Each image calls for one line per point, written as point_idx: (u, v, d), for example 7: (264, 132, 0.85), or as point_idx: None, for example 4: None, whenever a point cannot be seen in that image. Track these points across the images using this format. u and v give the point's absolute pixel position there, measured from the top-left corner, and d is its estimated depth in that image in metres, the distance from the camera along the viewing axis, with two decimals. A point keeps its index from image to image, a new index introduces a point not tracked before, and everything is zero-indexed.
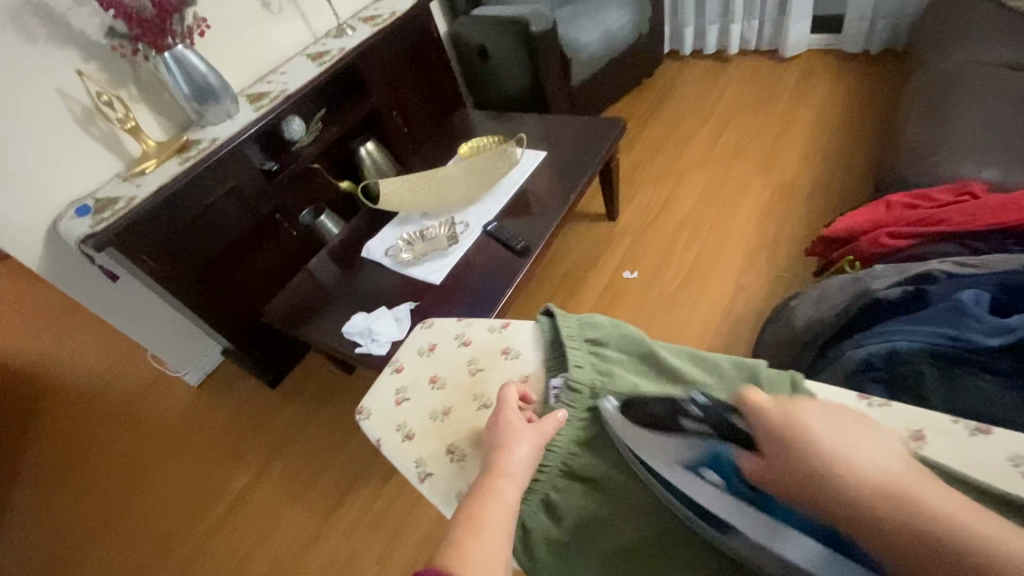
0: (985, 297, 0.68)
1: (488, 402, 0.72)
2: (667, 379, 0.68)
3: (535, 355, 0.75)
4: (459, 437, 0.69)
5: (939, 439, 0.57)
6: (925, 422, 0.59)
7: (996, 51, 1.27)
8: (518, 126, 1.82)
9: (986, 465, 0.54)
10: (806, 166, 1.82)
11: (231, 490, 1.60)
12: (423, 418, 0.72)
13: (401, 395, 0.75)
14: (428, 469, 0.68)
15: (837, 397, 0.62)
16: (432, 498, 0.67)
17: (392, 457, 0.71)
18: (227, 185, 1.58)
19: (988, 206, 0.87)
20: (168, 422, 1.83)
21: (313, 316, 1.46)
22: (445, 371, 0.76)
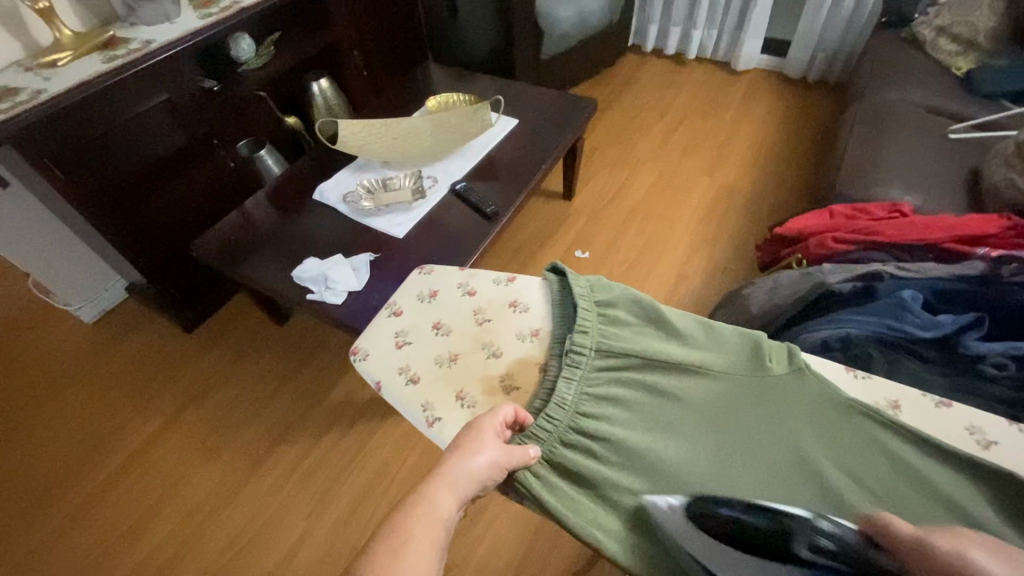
0: (919, 297, 0.79)
1: (496, 351, 0.79)
2: (674, 340, 0.75)
3: (541, 309, 0.82)
4: (471, 384, 0.76)
5: (911, 411, 0.67)
6: (901, 395, 0.69)
7: (923, 94, 1.45)
8: (488, 90, 1.78)
9: (947, 432, 0.65)
10: (746, 173, 1.97)
11: (133, 441, 1.44)
12: (429, 364, 0.78)
13: (403, 338, 0.81)
14: (436, 414, 0.74)
15: (828, 370, 0.71)
16: (440, 441, 0.72)
17: (395, 399, 0.76)
18: (157, 101, 1.38)
19: (915, 225, 1.00)
20: (53, 360, 1.60)
21: (250, 255, 1.34)
22: (450, 319, 0.82)
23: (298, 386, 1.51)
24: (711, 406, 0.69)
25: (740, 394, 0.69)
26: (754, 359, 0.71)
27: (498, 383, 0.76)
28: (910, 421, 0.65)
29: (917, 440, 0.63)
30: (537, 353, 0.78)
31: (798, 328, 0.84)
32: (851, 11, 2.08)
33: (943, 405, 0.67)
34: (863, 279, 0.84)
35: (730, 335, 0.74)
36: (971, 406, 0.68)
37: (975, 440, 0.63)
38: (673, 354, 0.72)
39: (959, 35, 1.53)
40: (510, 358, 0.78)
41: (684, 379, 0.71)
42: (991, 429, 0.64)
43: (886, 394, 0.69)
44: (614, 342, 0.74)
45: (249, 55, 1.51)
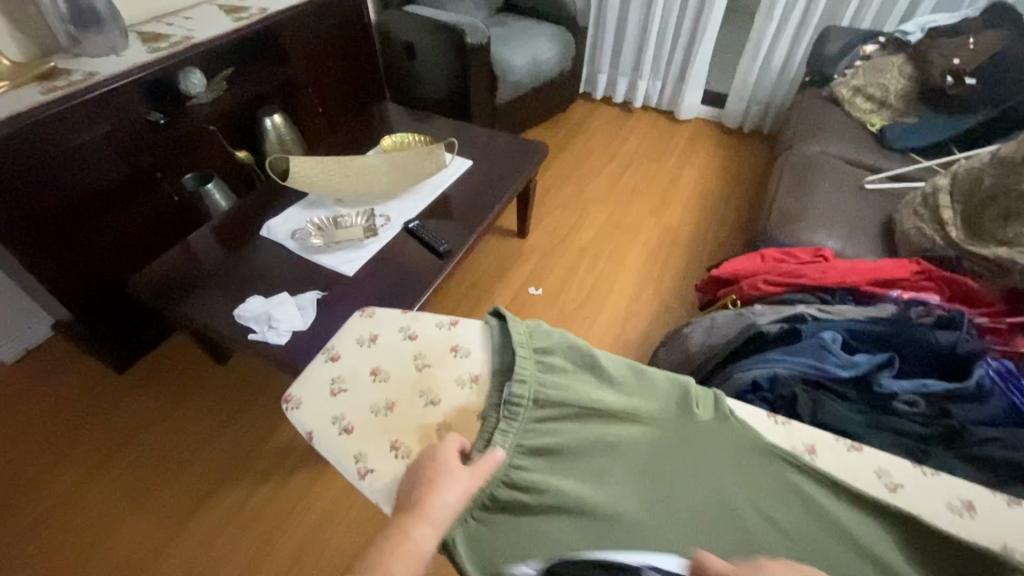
0: (838, 338, 0.85)
1: (434, 399, 0.78)
2: (607, 386, 0.77)
3: (483, 352, 0.83)
4: (406, 433, 0.75)
5: (827, 454, 0.70)
6: (816, 438, 0.72)
7: (844, 147, 1.59)
8: (443, 131, 1.82)
9: (858, 474, 0.68)
10: (691, 215, 2.08)
11: (49, 494, 1.32)
12: (364, 412, 0.77)
13: (338, 387, 0.79)
14: (369, 466, 0.72)
15: (751, 416, 0.75)
16: (372, 494, 0.71)
17: (326, 448, 0.74)
18: (100, 132, 1.34)
19: (837, 269, 1.07)
20: None
21: (189, 292, 1.29)
22: (388, 366, 0.81)
23: (238, 429, 1.44)
24: (643, 455, 0.70)
25: (670, 441, 0.71)
26: (682, 406, 0.74)
27: (434, 432, 0.75)
28: (826, 465, 0.68)
29: (835, 486, 0.66)
30: (476, 400, 0.78)
31: (730, 369, 0.88)
32: (780, 70, 2.27)
33: (853, 448, 0.70)
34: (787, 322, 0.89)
35: (660, 380, 0.78)
36: (879, 448, 0.72)
37: (884, 484, 0.66)
38: (606, 401, 0.74)
39: (872, 95, 1.69)
40: (448, 406, 0.77)
41: (618, 428, 0.72)
42: (896, 471, 0.68)
43: (804, 438, 0.72)
44: (551, 390, 0.75)
45: (200, 90, 1.48)
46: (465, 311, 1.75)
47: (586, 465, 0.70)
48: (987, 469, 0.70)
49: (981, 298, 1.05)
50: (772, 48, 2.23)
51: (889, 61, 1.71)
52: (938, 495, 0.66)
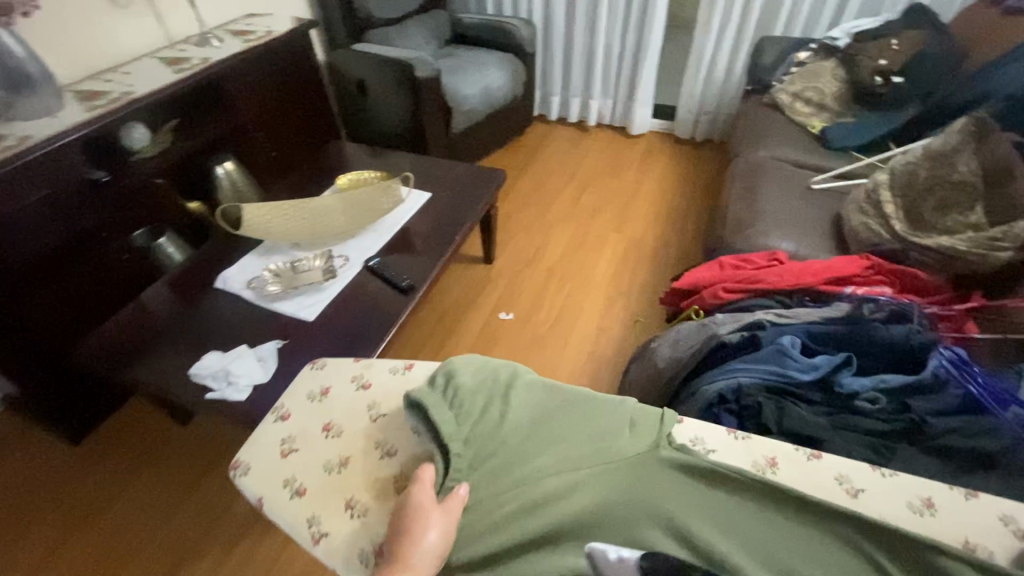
0: (798, 341, 0.85)
1: (391, 450, 0.75)
2: (543, 434, 0.71)
3: None
4: (361, 490, 0.71)
5: (790, 466, 0.67)
6: (778, 451, 0.70)
7: (789, 150, 1.64)
8: (401, 164, 1.82)
9: (820, 482, 0.66)
10: (653, 226, 2.11)
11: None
12: (317, 473, 0.73)
13: (288, 446, 0.76)
14: (323, 529, 0.69)
15: (708, 433, 0.72)
16: (328, 560, 0.67)
17: (277, 514, 0.70)
18: (36, 198, 1.29)
19: (792, 271, 1.09)
20: None
21: (143, 353, 1.24)
22: (341, 419, 0.79)
23: (207, 490, 1.37)
24: (600, 485, 0.65)
25: (617, 479, 0.66)
26: (618, 441, 0.70)
27: (391, 485, 0.72)
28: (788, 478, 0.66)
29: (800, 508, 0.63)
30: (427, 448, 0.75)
31: (697, 382, 0.88)
32: (723, 80, 2.35)
33: (812, 456, 0.69)
34: (746, 330, 0.89)
35: (592, 413, 0.73)
36: (841, 453, 0.70)
37: (847, 491, 0.63)
38: (539, 452, 0.69)
39: (810, 99, 1.75)
40: (404, 456, 0.74)
41: (564, 473, 0.67)
42: (856, 477, 0.66)
43: (764, 451, 0.69)
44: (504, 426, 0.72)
45: (143, 143, 1.48)
46: (436, 343, 1.72)
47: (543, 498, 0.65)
48: (944, 458, 0.70)
49: (928, 287, 1.08)
50: (713, 60, 2.32)
51: (823, 66, 1.79)
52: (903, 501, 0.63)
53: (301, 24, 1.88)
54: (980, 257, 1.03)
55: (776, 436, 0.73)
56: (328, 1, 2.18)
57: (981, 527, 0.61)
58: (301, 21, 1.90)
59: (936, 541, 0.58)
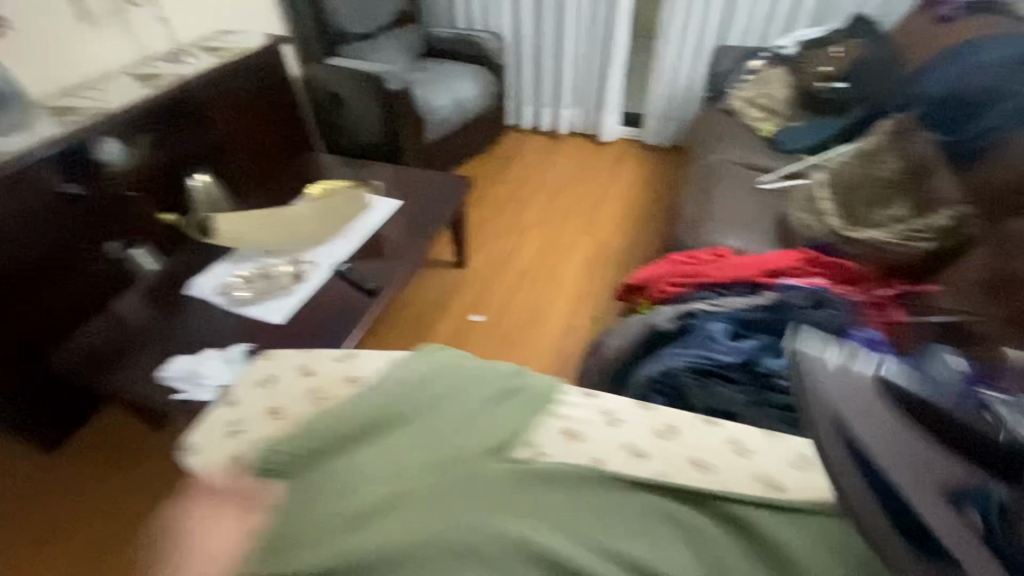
0: (725, 328, 0.91)
1: None
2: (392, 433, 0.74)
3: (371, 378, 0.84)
4: None
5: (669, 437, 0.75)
6: (680, 419, 0.80)
7: (742, 153, 1.72)
8: (371, 173, 1.88)
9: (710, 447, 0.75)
10: (620, 229, 2.18)
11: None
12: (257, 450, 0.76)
13: (235, 429, 0.80)
14: None
15: (620, 405, 0.82)
16: None
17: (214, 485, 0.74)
18: (10, 209, 1.33)
19: (732, 265, 1.16)
20: None
21: (115, 360, 1.27)
22: (285, 403, 0.82)
23: None
24: (439, 462, 0.70)
25: (446, 478, 0.68)
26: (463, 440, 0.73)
27: None
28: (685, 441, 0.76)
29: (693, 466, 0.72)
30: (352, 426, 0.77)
31: (635, 370, 0.93)
32: (685, 88, 2.45)
33: (710, 423, 0.78)
34: (679, 319, 0.95)
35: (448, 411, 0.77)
36: (746, 421, 0.80)
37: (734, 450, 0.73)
38: (383, 449, 0.71)
39: (761, 104, 1.84)
40: None
41: (396, 474, 0.69)
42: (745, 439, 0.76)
43: (666, 420, 0.79)
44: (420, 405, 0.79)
45: (117, 157, 1.52)
46: (408, 345, 1.77)
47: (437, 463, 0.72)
48: None
49: (861, 276, 1.15)
50: (675, 69, 2.41)
51: (773, 73, 1.88)
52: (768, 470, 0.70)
53: (272, 40, 1.95)
54: (905, 248, 1.12)
55: (694, 410, 0.82)
56: (301, 18, 2.25)
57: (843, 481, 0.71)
58: (272, 38, 1.96)
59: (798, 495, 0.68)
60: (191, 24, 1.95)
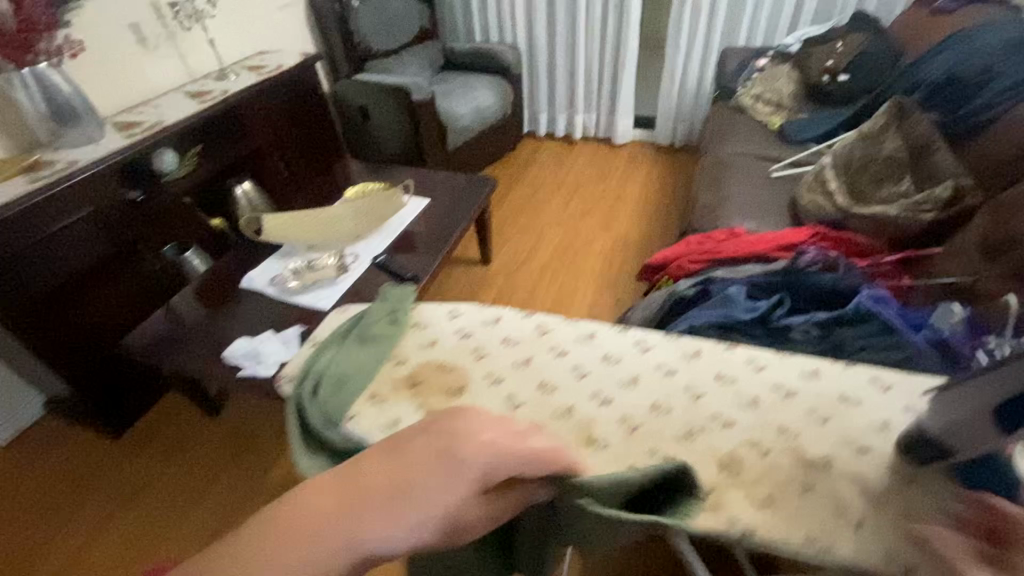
0: (742, 290, 0.99)
1: (401, 359, 0.71)
2: None
3: (384, 313, 0.77)
4: (381, 385, 0.68)
5: (685, 370, 0.66)
6: (702, 344, 0.70)
7: (752, 145, 1.81)
8: (401, 177, 2.00)
9: (734, 368, 0.66)
10: (636, 224, 2.28)
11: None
12: (401, 398, 0.67)
13: (286, 375, 0.72)
14: (389, 418, 0.64)
15: (645, 333, 0.72)
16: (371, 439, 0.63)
17: (360, 424, 0.64)
18: (82, 213, 1.46)
19: (747, 242, 1.24)
20: None
21: (173, 349, 1.37)
22: (296, 365, 0.73)
23: (240, 471, 1.54)
24: None
25: None
26: None
27: (404, 381, 0.69)
28: (708, 360, 0.67)
29: (728, 403, 0.62)
30: (430, 359, 0.71)
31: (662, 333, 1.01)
32: (694, 89, 2.56)
33: (729, 345, 0.69)
34: (699, 285, 1.04)
35: None
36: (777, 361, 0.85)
37: (754, 368, 0.65)
38: None
39: (769, 100, 1.93)
40: (415, 362, 0.71)
41: None
42: (767, 358, 0.67)
43: (690, 344, 0.70)
44: (364, 385, 0.68)
45: (173, 166, 1.65)
46: None
47: (365, 434, 0.63)
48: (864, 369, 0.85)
49: (869, 250, 1.22)
50: (684, 73, 2.52)
51: (779, 69, 1.98)
52: (807, 409, 0.60)
53: (308, 59, 2.10)
54: (908, 220, 1.19)
55: None
56: (330, 37, 2.42)
57: (886, 400, 0.61)
58: (307, 56, 2.12)
59: (840, 426, 0.58)
60: (233, 46, 2.12)
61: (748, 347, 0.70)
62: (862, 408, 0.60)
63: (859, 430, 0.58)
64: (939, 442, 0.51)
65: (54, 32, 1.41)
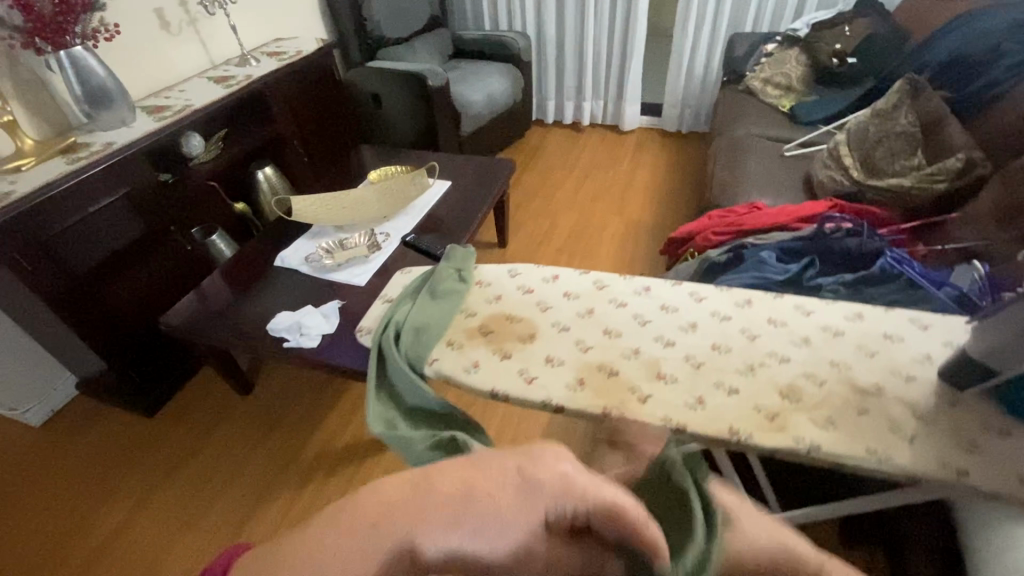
0: (773, 254, 1.06)
1: (471, 312, 0.77)
2: None
3: (451, 272, 0.82)
4: (456, 333, 0.73)
5: (739, 316, 0.72)
6: (751, 294, 0.75)
7: (764, 126, 1.87)
8: (421, 160, 2.04)
9: (784, 314, 0.72)
10: (648, 207, 2.34)
11: (80, 551, 1.39)
12: (478, 345, 0.72)
13: (363, 327, 0.77)
14: (469, 361, 0.69)
15: (697, 286, 0.78)
16: (453, 380, 0.68)
17: (442, 368, 0.69)
18: (118, 194, 1.49)
19: (769, 214, 1.30)
20: (10, 465, 1.59)
21: (212, 322, 1.41)
22: (371, 321, 0.78)
23: (275, 445, 1.58)
24: None
25: None
26: None
27: (477, 330, 0.74)
28: (758, 307, 0.73)
29: (782, 342, 0.68)
30: (500, 311, 0.77)
31: None
32: (701, 76, 2.61)
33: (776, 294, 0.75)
34: (730, 251, 1.10)
35: None
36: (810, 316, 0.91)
37: (802, 313, 0.71)
38: None
39: (779, 83, 1.99)
40: (485, 314, 0.76)
41: None
42: (813, 305, 0.73)
43: (739, 295, 0.75)
44: (442, 334, 0.73)
45: (199, 150, 1.65)
46: None
47: (448, 375, 0.68)
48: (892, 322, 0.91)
49: (885, 220, 1.29)
50: (692, 59, 2.58)
51: (787, 53, 2.03)
52: (854, 346, 0.66)
53: (326, 45, 2.13)
54: (923, 190, 1.25)
55: None
56: (344, 25, 2.44)
57: (926, 337, 0.67)
58: (325, 43, 2.15)
59: (887, 360, 0.64)
60: (250, 33, 2.14)
61: (793, 297, 0.76)
62: (904, 344, 0.66)
63: (904, 363, 0.64)
64: (981, 364, 0.56)
65: (89, 15, 1.42)
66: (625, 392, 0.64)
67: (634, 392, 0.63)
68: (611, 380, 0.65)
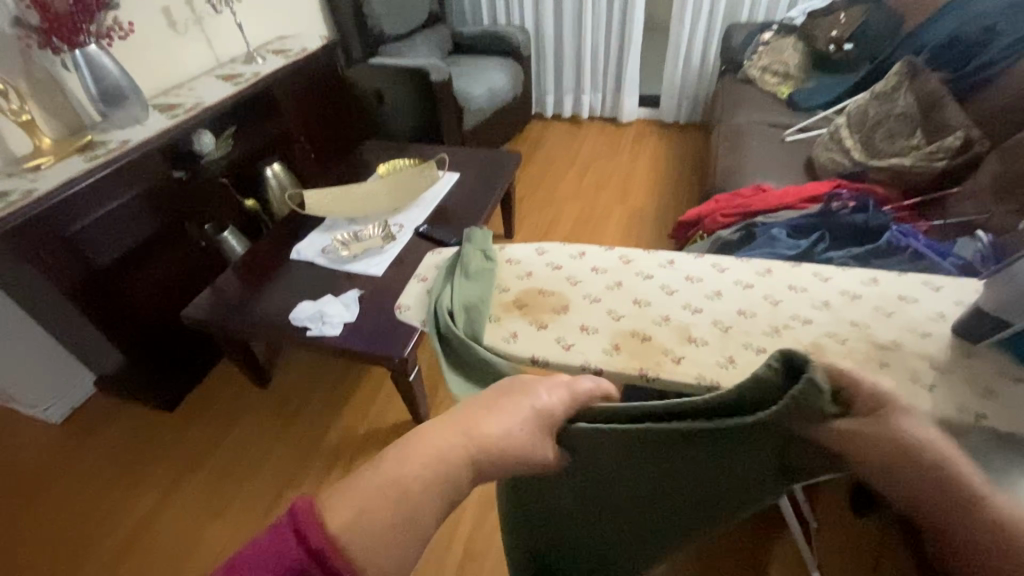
0: (783, 232, 1.10)
1: (505, 287, 0.80)
2: None
3: (481, 252, 0.84)
4: (493, 307, 0.76)
5: (760, 284, 0.76)
6: (770, 264, 0.79)
7: (763, 113, 1.91)
8: (427, 154, 2.07)
9: (803, 280, 0.76)
10: (650, 196, 2.38)
11: (111, 541, 1.42)
12: (514, 317, 0.75)
13: (403, 305, 0.80)
14: (508, 332, 0.73)
15: (718, 258, 0.82)
16: (495, 349, 0.71)
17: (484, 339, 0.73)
18: (134, 191, 1.51)
19: (774, 195, 1.34)
20: (34, 461, 1.61)
21: (232, 314, 1.43)
22: (409, 299, 0.81)
23: (296, 435, 1.60)
24: None
25: None
26: None
27: (512, 303, 0.77)
28: (779, 275, 0.77)
29: (804, 306, 0.72)
30: (533, 286, 0.80)
31: None
32: (699, 66, 2.65)
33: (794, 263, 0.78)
34: (741, 230, 1.15)
35: None
36: None
37: (820, 279, 0.75)
38: None
39: (777, 70, 2.03)
40: (518, 289, 0.79)
41: None
42: (829, 271, 0.77)
43: (759, 264, 0.79)
44: (481, 308, 0.76)
45: (210, 148, 1.65)
46: None
47: (489, 345, 0.72)
48: None
49: (886, 199, 1.33)
50: (689, 50, 2.62)
51: (785, 41, 2.08)
52: (872, 307, 0.70)
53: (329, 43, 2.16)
54: (923, 168, 1.30)
55: None
56: (345, 22, 2.47)
57: (936, 298, 0.71)
58: (329, 41, 2.17)
59: (902, 319, 0.68)
60: (253, 31, 2.16)
61: (810, 266, 0.80)
62: (918, 303, 0.70)
63: (918, 320, 0.68)
64: (992, 316, 0.61)
65: (103, 15, 1.45)
66: (659, 354, 0.67)
67: (667, 355, 0.67)
68: (644, 344, 0.69)
